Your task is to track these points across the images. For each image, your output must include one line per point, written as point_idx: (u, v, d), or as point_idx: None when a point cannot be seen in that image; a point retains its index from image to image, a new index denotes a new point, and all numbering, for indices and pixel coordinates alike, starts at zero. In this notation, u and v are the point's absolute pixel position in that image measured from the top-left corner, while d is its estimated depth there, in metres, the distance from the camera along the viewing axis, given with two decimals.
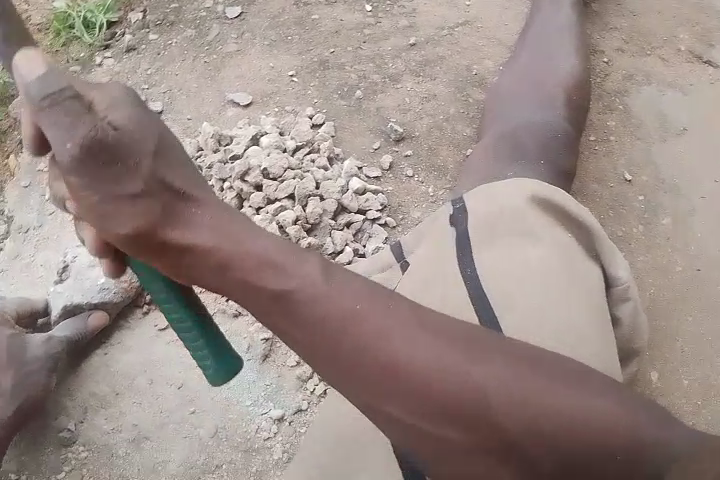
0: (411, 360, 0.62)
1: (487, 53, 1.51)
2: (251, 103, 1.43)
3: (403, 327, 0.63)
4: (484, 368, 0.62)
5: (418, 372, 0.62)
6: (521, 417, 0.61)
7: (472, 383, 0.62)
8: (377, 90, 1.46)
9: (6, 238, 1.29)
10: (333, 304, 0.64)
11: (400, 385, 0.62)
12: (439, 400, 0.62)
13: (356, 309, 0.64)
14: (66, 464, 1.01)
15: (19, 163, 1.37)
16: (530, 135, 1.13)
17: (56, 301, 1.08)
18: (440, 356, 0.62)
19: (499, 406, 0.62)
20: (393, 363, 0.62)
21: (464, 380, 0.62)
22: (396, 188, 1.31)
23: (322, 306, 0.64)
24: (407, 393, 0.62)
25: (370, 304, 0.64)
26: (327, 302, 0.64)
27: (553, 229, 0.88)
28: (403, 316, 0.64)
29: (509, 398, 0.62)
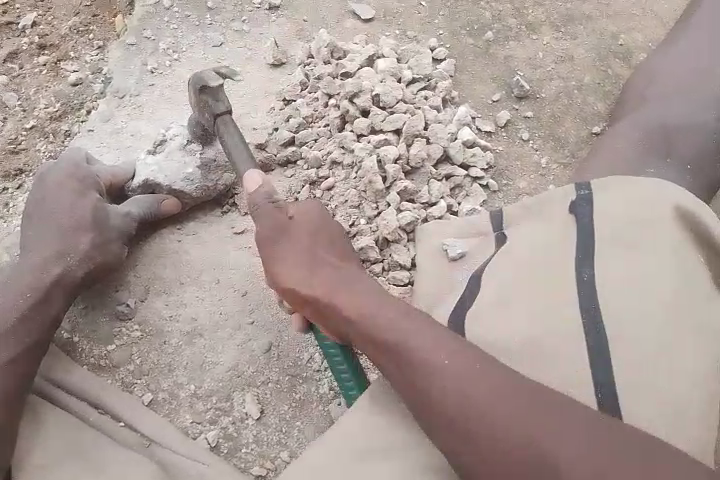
0: (497, 422, 0.67)
1: (640, 23, 1.34)
2: (373, 19, 1.31)
3: (447, 368, 0.71)
4: (578, 450, 0.64)
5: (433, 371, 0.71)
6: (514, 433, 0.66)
7: (461, 394, 0.69)
8: (509, 36, 1.32)
9: (101, 99, 1.26)
10: (427, 361, 0.72)
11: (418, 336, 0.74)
12: (423, 376, 0.72)
13: (432, 359, 0.72)
14: (119, 337, 1.02)
15: (126, 24, 1.33)
16: (678, 135, 1.03)
17: (141, 170, 1.08)
18: (461, 378, 0.70)
19: (510, 434, 0.66)
20: (470, 408, 0.68)
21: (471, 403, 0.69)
22: (508, 149, 1.22)
23: (414, 356, 0.73)
24: (395, 361, 0.74)
25: (456, 369, 0.71)
26: (406, 345, 0.74)
27: (688, 251, 0.81)
28: (453, 351, 0.72)
29: (507, 433, 0.66)
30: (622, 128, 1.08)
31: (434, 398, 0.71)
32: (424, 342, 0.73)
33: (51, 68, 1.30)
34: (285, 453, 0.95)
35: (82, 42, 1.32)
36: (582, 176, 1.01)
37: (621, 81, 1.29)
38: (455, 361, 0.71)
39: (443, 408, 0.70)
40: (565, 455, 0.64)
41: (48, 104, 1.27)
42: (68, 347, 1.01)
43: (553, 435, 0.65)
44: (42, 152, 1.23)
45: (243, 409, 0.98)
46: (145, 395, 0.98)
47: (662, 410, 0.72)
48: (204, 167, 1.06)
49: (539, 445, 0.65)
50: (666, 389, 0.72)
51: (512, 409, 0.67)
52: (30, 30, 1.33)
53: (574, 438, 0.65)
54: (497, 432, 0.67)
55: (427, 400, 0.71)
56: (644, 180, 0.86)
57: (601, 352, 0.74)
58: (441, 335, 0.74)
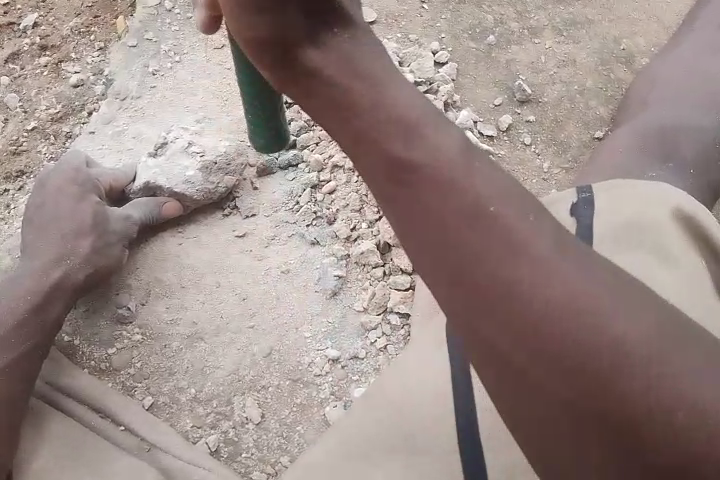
0: (574, 328, 0.50)
1: (643, 28, 1.34)
2: (375, 23, 1.31)
3: (510, 214, 0.54)
4: (667, 353, 0.50)
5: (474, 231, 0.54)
6: (577, 309, 0.50)
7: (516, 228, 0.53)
8: (512, 40, 1.32)
9: (102, 100, 1.26)
10: (479, 205, 0.54)
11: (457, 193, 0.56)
12: (457, 232, 0.55)
13: (490, 212, 0.54)
14: (120, 341, 1.01)
15: (128, 26, 1.32)
16: (681, 140, 1.02)
17: (142, 172, 1.07)
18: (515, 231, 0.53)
19: (568, 298, 0.51)
20: (526, 303, 0.51)
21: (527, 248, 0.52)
22: (510, 153, 1.21)
23: (458, 199, 0.55)
24: (423, 205, 0.57)
25: (513, 254, 0.52)
26: (437, 163, 0.57)
27: (690, 257, 0.81)
28: (510, 195, 0.55)
29: (574, 301, 0.51)
30: (622, 132, 1.08)
31: (475, 244, 0.53)
32: (484, 179, 0.56)
33: (52, 69, 1.30)
34: (285, 458, 0.95)
35: (84, 43, 1.32)
36: (582, 180, 1.01)
37: (623, 86, 1.29)
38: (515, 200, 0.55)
39: (483, 265, 0.53)
40: (634, 328, 0.50)
41: (49, 105, 1.27)
42: (69, 350, 1.01)
43: (629, 316, 0.50)
44: (43, 154, 1.23)
45: (244, 413, 0.97)
46: (146, 399, 0.98)
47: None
48: (205, 169, 1.06)
49: (610, 319, 0.50)
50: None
51: (579, 277, 0.51)
52: (32, 30, 1.33)
53: (646, 321, 0.50)
54: (573, 310, 0.50)
55: (463, 254, 0.54)
56: (644, 184, 0.86)
57: None
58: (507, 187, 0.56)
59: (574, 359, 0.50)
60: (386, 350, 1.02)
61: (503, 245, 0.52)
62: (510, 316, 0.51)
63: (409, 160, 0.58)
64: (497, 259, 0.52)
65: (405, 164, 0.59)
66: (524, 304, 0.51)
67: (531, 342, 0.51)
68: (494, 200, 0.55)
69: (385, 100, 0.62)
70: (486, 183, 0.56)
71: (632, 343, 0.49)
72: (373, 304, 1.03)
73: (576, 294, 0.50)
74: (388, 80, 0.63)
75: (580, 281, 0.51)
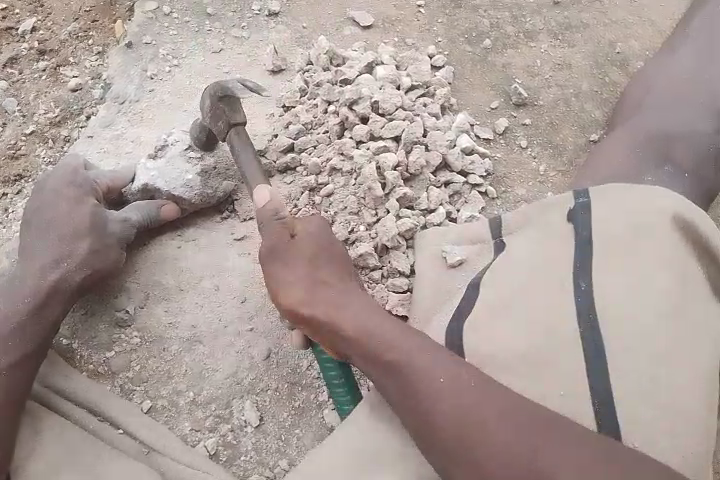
0: (493, 431, 0.71)
1: (637, 32, 1.36)
2: (372, 27, 1.32)
3: (443, 386, 0.74)
4: (582, 469, 0.67)
5: (425, 391, 0.75)
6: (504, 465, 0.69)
7: (447, 390, 0.74)
8: (507, 43, 1.33)
9: (101, 104, 1.26)
10: (404, 371, 0.77)
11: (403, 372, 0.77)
12: (411, 384, 0.76)
13: (435, 382, 0.75)
14: (118, 344, 1.02)
15: (126, 30, 1.33)
16: (676, 144, 1.04)
17: (141, 175, 1.08)
18: (457, 398, 0.73)
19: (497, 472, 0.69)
20: (460, 416, 0.72)
21: (457, 416, 0.72)
22: (506, 156, 1.22)
23: (416, 378, 0.76)
24: (373, 361, 0.80)
25: (454, 385, 0.74)
26: (405, 362, 0.77)
27: (685, 258, 0.81)
28: (440, 373, 0.75)
29: (503, 455, 0.70)
30: (618, 135, 1.09)
31: (436, 424, 0.73)
32: (423, 361, 0.77)
33: (50, 73, 1.31)
34: (284, 461, 0.95)
35: (82, 48, 1.33)
36: (579, 183, 1.02)
37: (618, 89, 1.30)
38: (448, 383, 0.74)
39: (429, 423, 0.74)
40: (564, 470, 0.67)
41: (48, 109, 1.27)
42: (68, 354, 1.01)
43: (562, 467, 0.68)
44: (42, 158, 1.23)
45: (243, 416, 0.98)
46: (145, 402, 0.98)
47: (656, 417, 0.72)
48: (204, 173, 1.07)
49: (547, 464, 0.68)
50: (662, 395, 0.73)
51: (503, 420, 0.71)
52: (30, 35, 1.34)
53: (578, 463, 0.67)
54: (504, 464, 0.69)
55: (416, 404, 0.75)
56: (641, 187, 0.87)
57: (599, 356, 0.75)
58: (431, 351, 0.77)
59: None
60: None
61: (444, 399, 0.74)
62: (463, 464, 0.71)
63: (381, 353, 0.79)
64: (442, 420, 0.73)
65: (358, 328, 0.82)
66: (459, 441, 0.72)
67: (478, 467, 0.70)
68: (440, 373, 0.75)
69: (355, 311, 0.83)
70: (418, 357, 0.77)
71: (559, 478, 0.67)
72: None
73: (512, 447, 0.69)
74: (344, 289, 0.87)
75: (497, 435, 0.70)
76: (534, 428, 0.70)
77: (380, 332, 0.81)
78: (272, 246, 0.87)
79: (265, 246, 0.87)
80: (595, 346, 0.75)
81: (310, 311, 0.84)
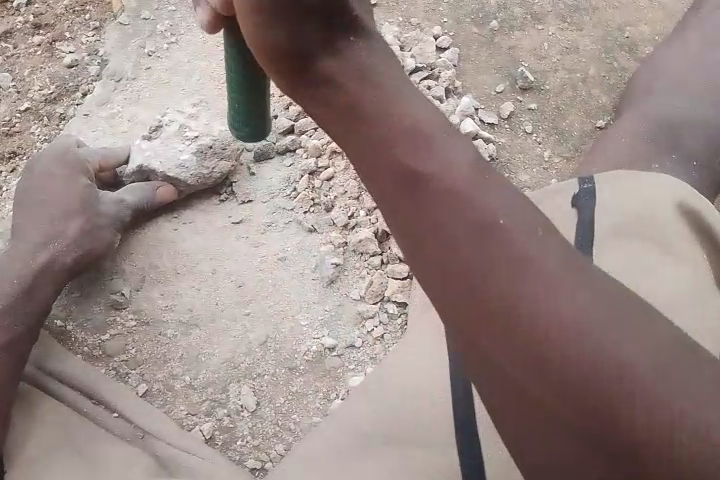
0: (584, 320, 0.53)
1: (647, 15, 1.32)
2: (376, 6, 1.28)
3: (520, 237, 0.57)
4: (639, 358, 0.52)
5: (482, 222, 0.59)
6: (555, 342, 0.54)
7: (517, 250, 0.57)
8: (515, 25, 1.30)
9: (97, 81, 1.23)
10: (483, 222, 0.59)
11: (453, 239, 0.59)
12: (448, 243, 0.59)
13: (500, 227, 0.58)
14: (113, 326, 1.00)
15: (123, 5, 1.29)
16: (685, 132, 1.01)
17: (137, 156, 1.05)
18: (520, 235, 0.57)
19: (556, 309, 0.54)
20: (522, 291, 0.55)
21: (510, 276, 0.56)
22: (510, 142, 1.20)
23: (476, 219, 0.59)
24: (428, 211, 0.62)
25: (531, 241, 0.57)
26: (470, 209, 0.60)
27: (690, 250, 0.80)
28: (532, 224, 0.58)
29: (569, 317, 0.54)
30: (626, 121, 1.06)
31: (495, 296, 0.56)
32: (487, 199, 0.60)
33: (46, 48, 1.27)
34: (280, 446, 0.94)
35: (79, 22, 1.29)
36: (583, 171, 1.00)
37: (626, 74, 1.27)
38: (533, 237, 0.57)
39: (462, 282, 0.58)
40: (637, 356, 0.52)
41: (43, 85, 1.24)
42: (61, 335, 1.00)
43: (632, 353, 0.52)
44: (37, 136, 1.20)
45: (239, 401, 0.97)
46: (140, 386, 0.97)
47: None
48: (199, 153, 1.04)
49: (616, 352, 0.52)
50: None
51: (589, 293, 0.55)
52: (25, 9, 1.30)
53: (647, 346, 0.52)
54: (555, 326, 0.54)
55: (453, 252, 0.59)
56: (647, 176, 0.85)
57: None
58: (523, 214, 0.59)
59: (563, 365, 0.53)
60: (384, 340, 1.01)
61: (508, 260, 0.56)
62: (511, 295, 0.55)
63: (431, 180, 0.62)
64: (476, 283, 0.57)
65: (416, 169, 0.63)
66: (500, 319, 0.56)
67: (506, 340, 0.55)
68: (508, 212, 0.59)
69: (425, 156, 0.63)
70: (494, 204, 0.60)
71: (623, 365, 0.52)
72: (370, 293, 1.02)
73: (588, 325, 0.53)
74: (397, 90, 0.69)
75: (581, 305, 0.54)
76: (615, 306, 0.54)
77: (427, 165, 0.63)
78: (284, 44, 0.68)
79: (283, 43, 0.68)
80: None
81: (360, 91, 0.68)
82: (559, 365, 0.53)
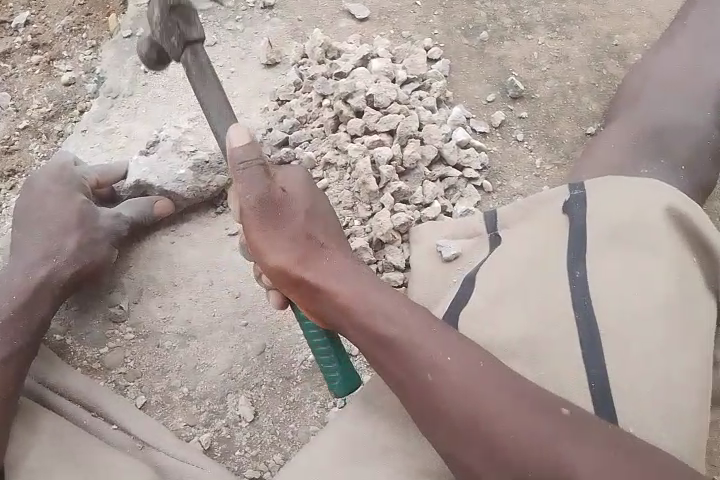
0: (524, 442, 0.65)
1: (635, 24, 1.34)
2: (367, 20, 1.30)
3: (459, 377, 0.68)
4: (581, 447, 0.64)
5: (425, 369, 0.69)
6: (509, 452, 0.65)
7: (457, 387, 0.68)
8: (504, 36, 1.32)
9: (94, 99, 1.25)
10: (432, 367, 0.69)
11: (411, 377, 0.70)
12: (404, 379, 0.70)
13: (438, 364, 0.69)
14: (112, 339, 1.01)
15: (119, 24, 1.32)
16: (672, 136, 1.03)
17: (133, 171, 1.06)
18: (461, 385, 0.68)
19: (501, 440, 0.66)
20: (474, 399, 0.67)
21: (461, 397, 0.68)
22: (502, 150, 1.21)
23: (421, 367, 0.69)
24: (388, 354, 0.71)
25: (467, 370, 0.69)
26: (416, 354, 0.70)
27: (679, 253, 0.81)
28: (467, 366, 0.69)
29: (515, 438, 0.65)
30: (615, 127, 1.08)
31: (447, 409, 0.68)
32: (432, 345, 0.70)
33: (44, 67, 1.30)
34: (278, 456, 0.95)
35: (76, 41, 1.31)
36: (575, 177, 1.01)
37: (615, 81, 1.29)
38: (468, 377, 0.68)
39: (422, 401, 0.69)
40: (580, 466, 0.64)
41: (41, 103, 1.26)
42: (61, 349, 1.01)
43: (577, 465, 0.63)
44: (35, 154, 1.22)
45: (237, 411, 0.97)
46: (139, 398, 0.98)
47: (649, 416, 0.72)
48: (196, 168, 1.05)
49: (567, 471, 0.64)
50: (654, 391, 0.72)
51: (524, 415, 0.66)
52: (23, 29, 1.32)
53: (597, 456, 0.64)
54: (507, 428, 0.66)
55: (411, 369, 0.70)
56: (638, 181, 0.86)
57: (594, 350, 0.75)
58: (456, 349, 0.70)
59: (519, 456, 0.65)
60: None
61: (452, 395, 0.68)
62: (461, 430, 0.68)
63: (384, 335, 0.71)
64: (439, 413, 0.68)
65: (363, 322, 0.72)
66: (456, 418, 0.68)
67: (469, 443, 0.67)
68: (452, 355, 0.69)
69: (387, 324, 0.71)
70: (430, 345, 0.70)
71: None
72: None
73: (540, 440, 0.65)
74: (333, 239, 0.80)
75: (525, 420, 0.66)
76: (559, 424, 0.65)
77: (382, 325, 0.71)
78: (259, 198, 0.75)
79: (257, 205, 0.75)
80: (590, 343, 0.75)
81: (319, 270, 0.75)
82: (515, 461, 0.65)
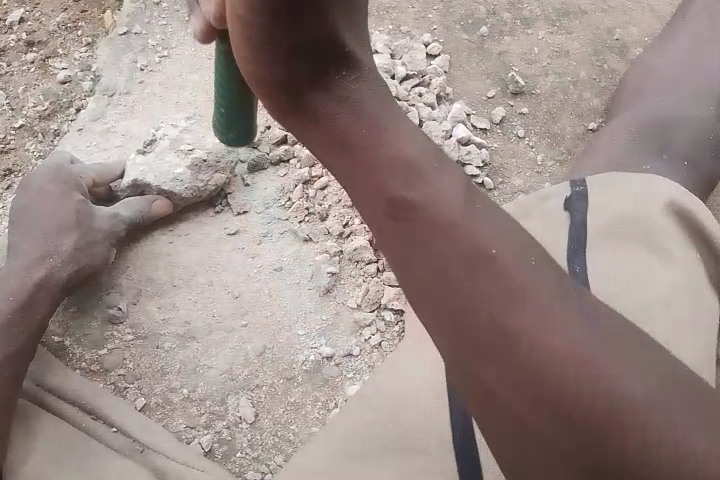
0: (565, 353, 0.56)
1: (636, 18, 1.33)
2: (366, 15, 1.29)
3: (505, 263, 0.60)
4: (628, 367, 0.55)
5: (459, 247, 0.62)
6: (540, 362, 0.56)
7: (499, 280, 0.59)
8: (504, 31, 1.31)
9: (90, 97, 1.24)
10: (470, 247, 0.61)
11: (440, 255, 0.62)
12: (433, 264, 0.62)
13: (481, 253, 0.61)
14: (111, 341, 1.00)
15: (115, 21, 1.30)
16: (675, 131, 1.02)
17: (131, 171, 1.05)
18: (501, 277, 0.59)
19: (535, 345, 0.56)
20: (507, 307, 0.58)
21: (502, 281, 0.59)
22: (503, 146, 1.20)
23: (454, 250, 0.62)
24: (421, 229, 0.65)
25: (513, 261, 0.60)
26: (454, 234, 0.63)
27: (682, 250, 0.80)
28: (515, 255, 0.61)
29: (552, 342, 0.56)
30: (617, 121, 1.07)
31: (477, 307, 0.59)
32: (484, 226, 0.63)
33: (39, 65, 1.28)
34: (280, 457, 0.94)
35: (71, 39, 1.30)
36: (576, 173, 1.00)
37: (616, 76, 1.28)
38: (512, 267, 0.60)
39: (447, 294, 0.61)
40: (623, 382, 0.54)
41: (37, 102, 1.25)
42: (59, 351, 0.99)
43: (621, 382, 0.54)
44: (32, 153, 1.21)
45: (238, 412, 0.96)
46: (138, 400, 0.97)
47: None
48: (194, 166, 1.04)
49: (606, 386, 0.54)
50: None
51: (571, 321, 0.57)
52: (17, 26, 1.31)
53: (643, 383, 0.55)
54: (547, 345, 0.56)
55: (443, 248, 0.63)
56: (640, 177, 0.85)
57: None
58: (505, 237, 0.62)
59: (553, 372, 0.55)
60: (380, 347, 1.01)
61: (489, 281, 0.59)
62: (486, 338, 0.58)
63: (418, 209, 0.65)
64: (465, 305, 0.60)
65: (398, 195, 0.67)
66: (483, 319, 0.58)
67: (495, 352, 0.57)
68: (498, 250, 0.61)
69: (418, 199, 0.65)
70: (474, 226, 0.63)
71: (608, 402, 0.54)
72: (367, 301, 1.02)
73: (583, 354, 0.55)
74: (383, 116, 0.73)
75: (575, 334, 0.56)
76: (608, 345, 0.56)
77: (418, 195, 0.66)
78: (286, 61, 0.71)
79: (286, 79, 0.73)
80: None
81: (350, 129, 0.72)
82: (547, 373, 0.55)
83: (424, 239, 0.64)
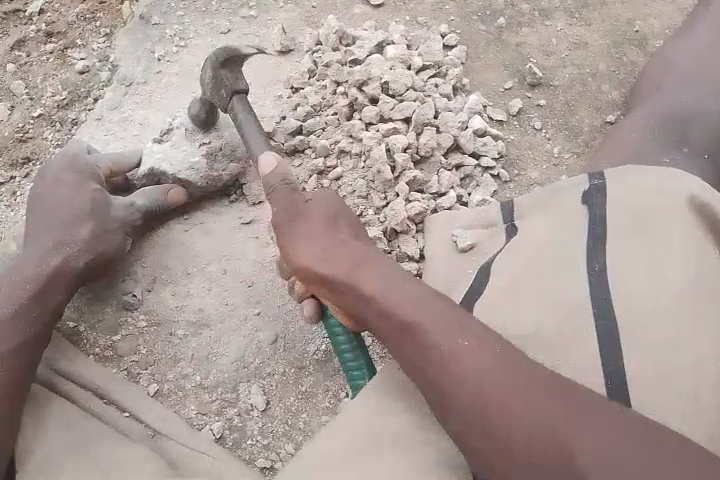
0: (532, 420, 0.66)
1: (657, 10, 1.31)
2: (382, 6, 1.28)
3: (473, 367, 0.71)
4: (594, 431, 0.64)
5: (440, 369, 0.73)
6: (520, 433, 0.67)
7: (468, 379, 0.71)
8: (522, 22, 1.29)
9: (107, 87, 1.25)
10: (440, 365, 0.73)
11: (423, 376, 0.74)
12: (420, 365, 0.74)
13: (450, 354, 0.73)
14: (125, 328, 1.01)
15: (133, 11, 1.31)
16: (695, 124, 1.00)
17: (149, 159, 1.06)
18: (475, 377, 0.71)
19: (517, 430, 0.67)
20: (481, 382, 0.70)
21: (476, 387, 0.70)
22: (519, 138, 1.19)
23: (436, 359, 0.73)
24: (407, 344, 0.76)
25: (478, 368, 0.71)
26: (431, 348, 0.74)
27: (702, 244, 0.78)
28: (482, 368, 0.71)
29: (524, 437, 0.66)
30: (635, 115, 1.05)
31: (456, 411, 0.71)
32: (446, 339, 0.73)
33: (58, 55, 1.29)
34: (290, 446, 0.94)
35: (89, 29, 1.31)
36: (593, 166, 0.99)
37: (636, 68, 1.26)
38: (481, 367, 0.71)
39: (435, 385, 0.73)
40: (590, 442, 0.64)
41: (55, 92, 1.26)
42: (74, 337, 1.00)
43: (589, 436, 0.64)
44: (49, 141, 1.22)
45: (249, 400, 0.97)
46: (151, 386, 0.97)
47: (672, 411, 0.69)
48: (210, 155, 1.05)
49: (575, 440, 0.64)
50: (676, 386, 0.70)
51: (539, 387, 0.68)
52: (37, 17, 1.32)
53: (604, 433, 0.64)
54: (506, 433, 0.68)
55: (426, 370, 0.74)
56: (659, 170, 0.84)
57: (613, 346, 0.72)
58: (473, 347, 0.72)
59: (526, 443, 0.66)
60: None
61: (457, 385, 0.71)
62: (474, 411, 0.70)
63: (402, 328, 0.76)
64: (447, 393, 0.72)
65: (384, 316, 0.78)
66: (470, 411, 0.70)
67: (483, 418, 0.69)
68: (466, 340, 0.73)
69: (402, 329, 0.76)
70: (446, 342, 0.73)
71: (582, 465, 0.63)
72: None
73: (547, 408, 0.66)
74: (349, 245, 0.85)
75: (534, 398, 0.67)
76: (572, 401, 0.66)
77: (400, 313, 0.77)
78: (280, 208, 0.86)
79: (281, 208, 0.86)
80: (608, 339, 0.73)
81: (335, 270, 0.82)
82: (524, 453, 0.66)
83: (403, 343, 0.76)
